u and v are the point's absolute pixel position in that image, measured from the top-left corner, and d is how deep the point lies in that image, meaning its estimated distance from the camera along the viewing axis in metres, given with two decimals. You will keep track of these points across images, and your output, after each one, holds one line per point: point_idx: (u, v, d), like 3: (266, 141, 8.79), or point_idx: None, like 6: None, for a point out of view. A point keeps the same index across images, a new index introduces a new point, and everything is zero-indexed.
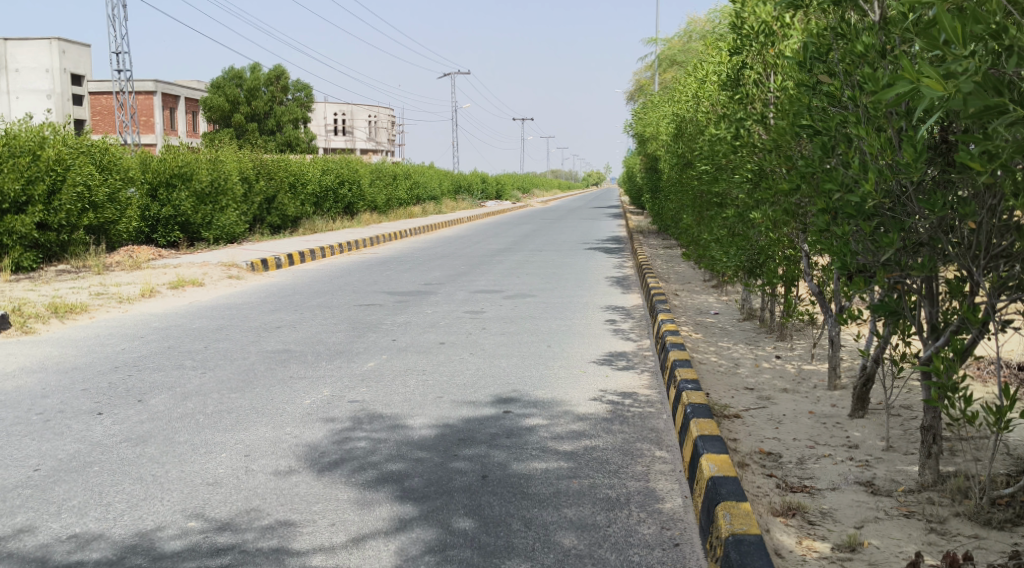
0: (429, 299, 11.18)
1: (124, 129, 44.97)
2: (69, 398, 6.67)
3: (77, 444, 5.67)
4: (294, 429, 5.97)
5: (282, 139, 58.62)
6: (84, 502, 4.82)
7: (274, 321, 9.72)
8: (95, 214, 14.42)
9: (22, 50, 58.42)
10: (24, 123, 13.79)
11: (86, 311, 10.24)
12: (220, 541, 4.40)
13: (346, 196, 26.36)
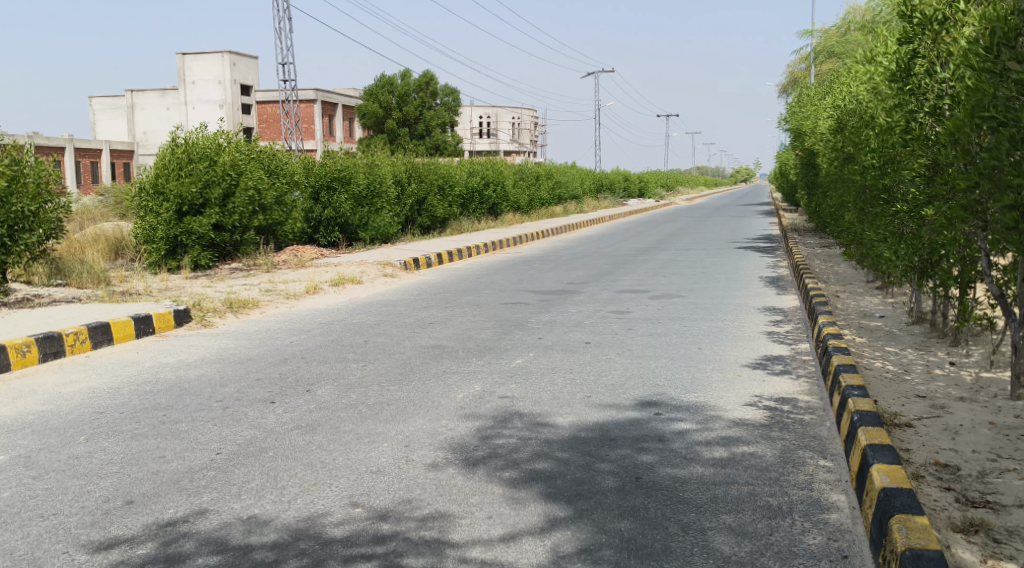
0: (575, 298, 11.22)
1: (285, 135, 47.40)
2: (245, 387, 7.07)
3: (253, 430, 6.00)
4: (450, 422, 6.11)
5: (431, 143, 60.08)
6: (261, 485, 5.09)
7: (427, 318, 9.97)
8: (264, 216, 15.22)
9: (198, 63, 62.35)
10: (201, 132, 14.78)
11: (257, 306, 10.82)
12: (384, 528, 4.55)
13: (492, 196, 26.69)
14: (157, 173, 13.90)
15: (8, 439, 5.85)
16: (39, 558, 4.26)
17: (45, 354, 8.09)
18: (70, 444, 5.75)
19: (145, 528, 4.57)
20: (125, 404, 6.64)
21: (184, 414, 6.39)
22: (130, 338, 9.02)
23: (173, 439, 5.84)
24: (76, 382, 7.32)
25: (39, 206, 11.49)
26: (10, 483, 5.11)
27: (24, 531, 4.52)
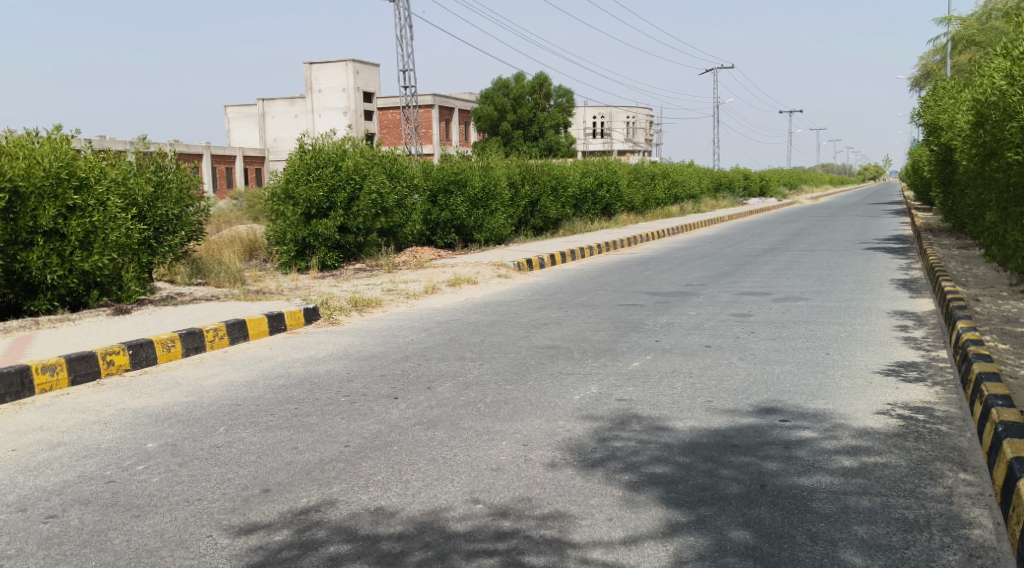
0: (692, 300, 11.05)
1: (404, 141, 48.59)
2: (369, 383, 7.26)
3: (378, 425, 6.15)
4: (568, 423, 6.11)
5: (544, 144, 60.19)
6: (387, 478, 5.22)
7: (542, 318, 10.02)
8: (386, 218, 15.57)
9: (323, 71, 64.44)
10: (328, 139, 15.34)
11: (380, 304, 11.12)
12: (505, 525, 4.59)
13: (606, 196, 26.59)
14: (287, 178, 14.51)
15: (156, 427, 6.19)
16: (186, 539, 4.49)
17: (187, 348, 8.53)
18: (211, 434, 6.04)
19: (281, 515, 4.75)
20: (260, 397, 6.92)
21: (314, 407, 6.61)
22: (264, 334, 9.40)
23: (304, 431, 6.06)
24: (215, 375, 7.69)
25: (182, 210, 12.22)
26: (158, 469, 5.40)
27: (172, 514, 4.77)
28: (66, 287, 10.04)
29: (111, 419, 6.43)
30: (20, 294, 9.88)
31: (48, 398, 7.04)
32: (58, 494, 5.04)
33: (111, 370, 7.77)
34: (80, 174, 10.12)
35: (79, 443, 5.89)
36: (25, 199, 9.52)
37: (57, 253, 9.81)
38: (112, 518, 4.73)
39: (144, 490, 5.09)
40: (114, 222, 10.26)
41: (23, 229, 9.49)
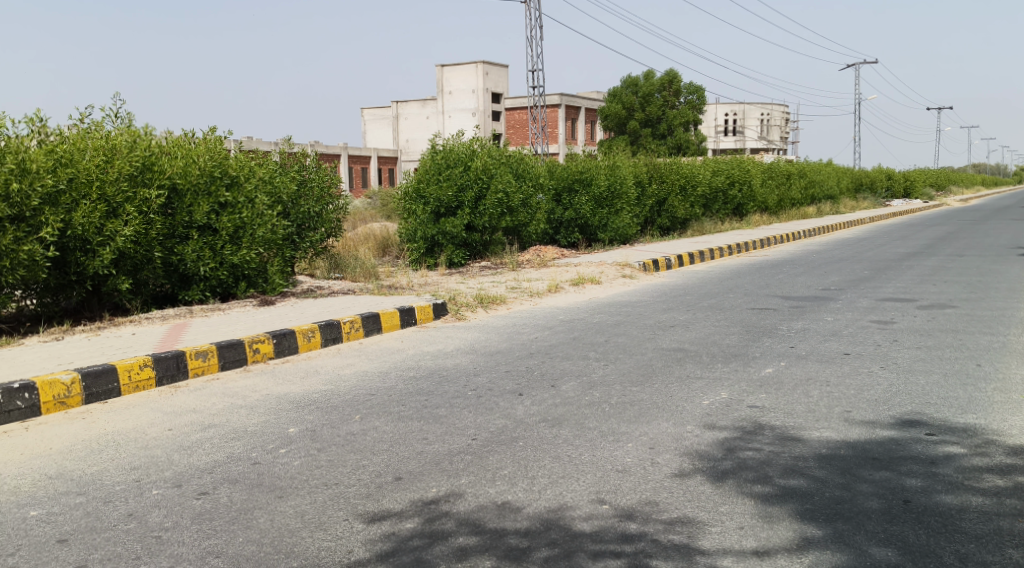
0: (829, 305, 10.69)
1: (533, 140, 49.04)
2: (496, 378, 7.34)
3: (504, 420, 6.22)
4: (696, 428, 6.02)
5: (672, 144, 59.02)
6: (513, 473, 5.27)
7: (669, 320, 9.87)
8: (511, 217, 15.68)
9: (454, 73, 65.66)
10: (457, 139, 15.67)
11: (505, 302, 11.20)
12: (632, 528, 4.56)
13: (738, 196, 26.01)
14: (419, 178, 14.90)
15: (296, 413, 6.44)
16: (324, 522, 4.66)
17: (326, 339, 8.84)
18: (348, 421, 6.24)
19: (412, 504, 4.87)
20: (392, 388, 7.10)
21: (442, 400, 6.74)
22: (396, 327, 9.63)
23: (433, 422, 6.18)
24: (351, 365, 7.93)
25: (322, 207, 12.75)
26: (299, 453, 5.62)
27: (311, 497, 4.96)
28: (217, 278, 10.55)
29: (256, 403, 6.74)
30: (176, 285, 10.43)
31: (199, 382, 7.43)
32: (209, 472, 5.31)
33: (257, 358, 8.13)
34: (231, 172, 10.70)
35: (227, 425, 6.19)
36: (182, 196, 10.06)
37: (210, 247, 10.31)
38: (257, 497, 4.95)
39: (287, 472, 5.31)
40: (261, 218, 10.78)
41: (180, 224, 10.00)
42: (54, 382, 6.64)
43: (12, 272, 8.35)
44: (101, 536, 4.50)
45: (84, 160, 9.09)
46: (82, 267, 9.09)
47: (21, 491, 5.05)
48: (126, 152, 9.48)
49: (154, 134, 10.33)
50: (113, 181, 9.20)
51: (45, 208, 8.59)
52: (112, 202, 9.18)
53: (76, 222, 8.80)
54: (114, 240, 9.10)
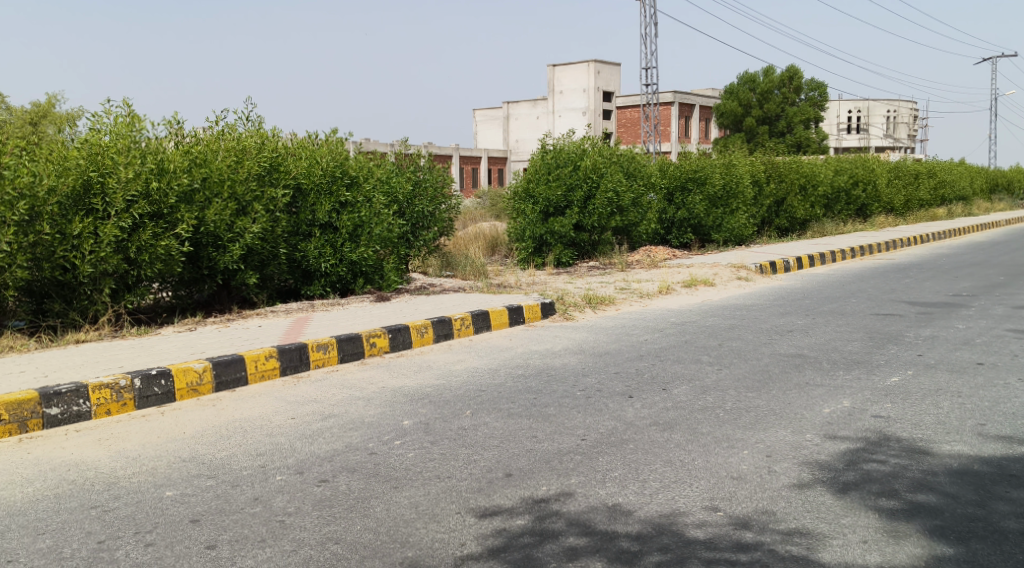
0: (960, 312, 10.17)
1: (645, 139, 48.58)
2: (605, 379, 7.26)
3: (614, 422, 6.14)
4: (816, 437, 5.81)
5: (791, 141, 57.40)
6: (624, 475, 5.19)
7: (786, 325, 9.58)
8: (622, 217, 15.53)
9: (566, 72, 65.67)
10: (568, 138, 15.62)
11: (614, 303, 11.09)
12: (747, 537, 4.42)
13: (861, 196, 25.10)
14: (529, 178, 14.95)
15: (410, 407, 6.52)
16: (438, 514, 4.69)
17: (437, 335, 8.93)
18: (459, 416, 6.27)
19: (522, 501, 4.85)
20: (502, 385, 7.10)
21: (551, 399, 6.71)
22: (505, 325, 9.66)
23: (542, 421, 6.16)
24: (462, 361, 7.99)
25: (436, 207, 12.98)
26: (413, 445, 5.69)
27: (425, 489, 5.00)
28: (337, 275, 10.80)
29: (372, 396, 6.86)
30: (298, 280, 10.72)
31: (320, 373, 7.62)
32: (328, 461, 5.43)
33: (373, 351, 8.28)
34: (351, 172, 10.96)
35: (346, 415, 6.32)
36: (306, 195, 10.46)
37: (330, 244, 10.59)
38: (373, 487, 5.03)
39: (401, 463, 5.38)
40: (378, 217, 10.99)
41: (303, 221, 10.40)
42: (187, 369, 6.92)
43: (150, 266, 8.72)
44: (230, 518, 4.65)
45: (217, 161, 9.48)
46: (213, 262, 9.41)
47: (156, 472, 5.27)
48: (255, 153, 9.92)
49: (281, 136, 10.73)
50: (243, 181, 9.57)
51: (182, 206, 8.93)
52: (241, 200, 9.53)
53: (209, 219, 9.13)
54: (243, 236, 9.41)
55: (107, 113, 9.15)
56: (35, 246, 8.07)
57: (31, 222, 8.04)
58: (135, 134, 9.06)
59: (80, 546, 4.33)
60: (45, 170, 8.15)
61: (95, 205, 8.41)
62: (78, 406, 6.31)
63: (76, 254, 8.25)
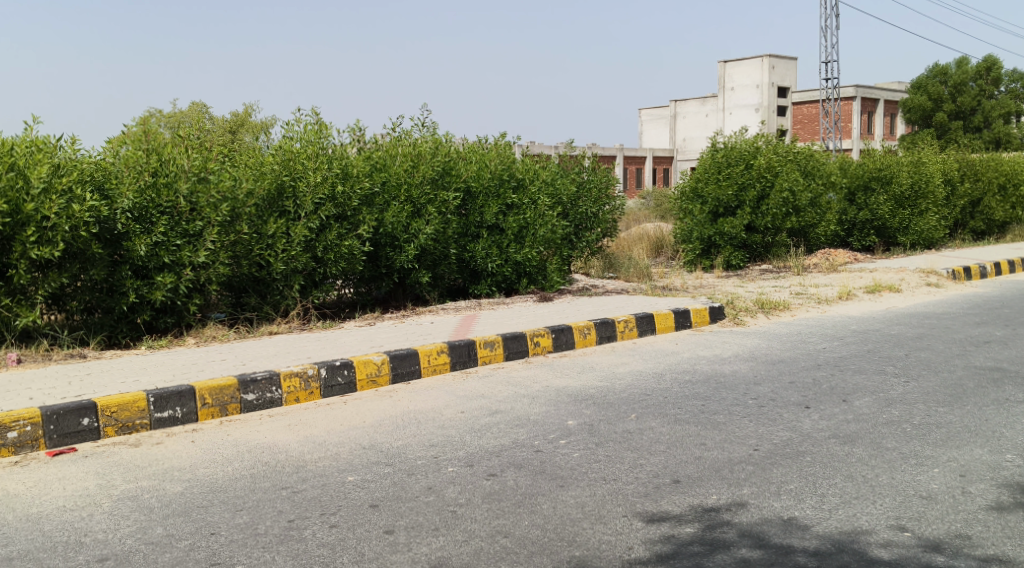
0: None
1: (821, 135, 46.65)
2: (780, 388, 6.94)
3: (789, 432, 5.85)
4: (1016, 458, 5.32)
5: (988, 137, 53.44)
6: (801, 488, 4.92)
7: (982, 336, 8.87)
8: (798, 217, 14.90)
9: (739, 69, 64.03)
10: (741, 136, 15.11)
11: (788, 308, 10.62)
12: (938, 561, 4.08)
13: None
14: (698, 178, 14.62)
15: (575, 407, 6.45)
16: (604, 515, 4.59)
17: (601, 337, 8.82)
18: (625, 419, 6.15)
19: (692, 508, 4.67)
20: (668, 390, 6.92)
21: (721, 406, 6.47)
22: (671, 329, 9.44)
23: (712, 428, 5.94)
24: (626, 364, 7.85)
25: (599, 208, 12.81)
26: (578, 446, 5.61)
27: (591, 490, 4.92)
28: (502, 275, 10.89)
29: (538, 394, 6.83)
30: (467, 279, 10.85)
31: (487, 370, 7.68)
32: (497, 455, 5.43)
33: (537, 350, 8.28)
34: (517, 176, 11.04)
35: (512, 412, 6.32)
36: (475, 198, 10.56)
37: (497, 245, 10.70)
38: (540, 484, 4.99)
39: (567, 463, 5.32)
40: (543, 218, 11.00)
41: (472, 223, 10.50)
42: (367, 361, 7.13)
43: (336, 265, 9.10)
44: (406, 505, 4.72)
45: (395, 165, 9.85)
46: (390, 262, 9.74)
47: (339, 458, 5.43)
48: (429, 157, 10.16)
49: (454, 140, 10.94)
50: (418, 185, 9.89)
51: (363, 209, 9.31)
52: (416, 203, 9.82)
53: (388, 221, 9.49)
54: (417, 237, 9.71)
55: (298, 121, 9.60)
56: (236, 244, 8.47)
57: (232, 223, 8.43)
58: (322, 141, 9.42)
59: (272, 524, 4.50)
60: (244, 174, 8.59)
61: (287, 206, 8.89)
62: (271, 394, 6.61)
63: (270, 252, 8.71)
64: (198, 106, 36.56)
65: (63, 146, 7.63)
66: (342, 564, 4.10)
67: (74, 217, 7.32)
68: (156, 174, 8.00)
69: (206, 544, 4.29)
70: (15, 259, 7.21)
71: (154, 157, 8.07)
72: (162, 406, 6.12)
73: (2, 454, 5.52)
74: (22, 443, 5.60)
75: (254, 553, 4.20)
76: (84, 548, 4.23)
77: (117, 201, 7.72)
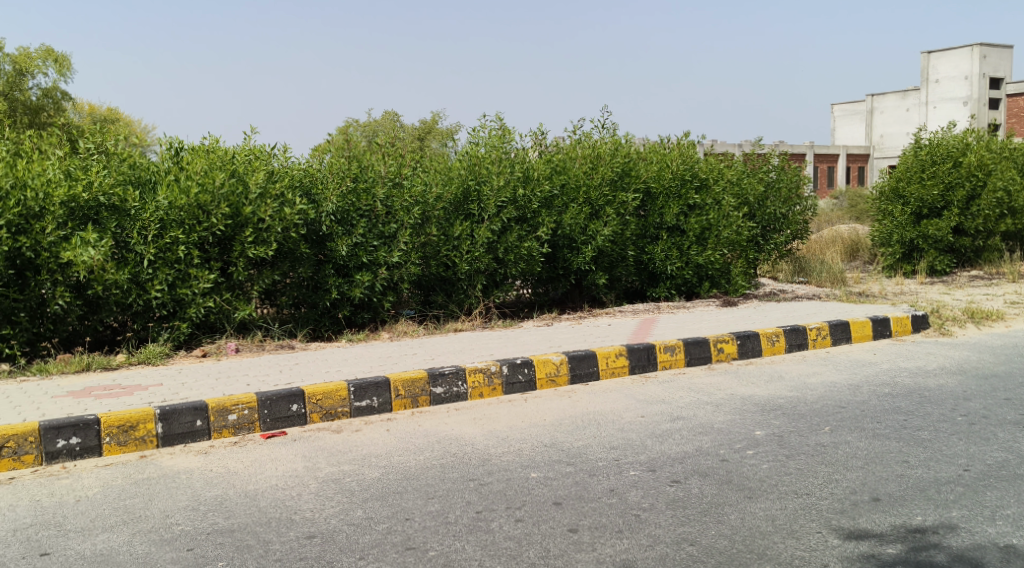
0: None
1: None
2: (993, 406, 6.41)
3: (1004, 454, 5.39)
4: None
5: None
6: (1019, 515, 4.52)
7: None
8: (1014, 219, 13.77)
9: (944, 61, 60.06)
10: (949, 132, 14.12)
11: (1003, 319, 9.82)
12: None
13: None
14: (898, 177, 13.81)
15: (762, 417, 6.22)
16: (796, 530, 4.39)
17: (790, 345, 8.48)
18: (817, 432, 5.87)
19: (894, 528, 4.39)
20: (865, 403, 6.54)
21: (925, 422, 6.05)
22: (867, 338, 8.94)
23: (915, 446, 5.57)
24: (818, 374, 7.50)
25: (789, 209, 12.36)
26: (767, 457, 5.40)
27: (781, 503, 4.72)
28: (683, 278, 10.69)
29: (722, 402, 6.64)
30: (645, 282, 10.73)
31: (668, 375, 7.55)
32: (681, 462, 5.32)
33: (722, 357, 8.05)
34: (701, 175, 10.78)
35: (695, 419, 6.17)
36: (655, 199, 10.41)
37: (678, 247, 10.51)
38: (727, 494, 4.83)
39: (755, 474, 5.13)
40: (727, 219, 10.67)
41: (652, 225, 10.37)
42: (547, 361, 7.17)
43: (516, 266, 9.24)
44: (589, 505, 4.70)
45: (574, 168, 9.86)
46: (568, 263, 9.79)
47: (522, 454, 5.48)
48: (609, 159, 10.11)
49: (634, 141, 10.83)
50: (597, 186, 9.88)
51: (543, 211, 9.39)
52: (595, 204, 9.82)
53: (567, 222, 9.52)
54: (595, 239, 9.71)
55: (483, 127, 9.77)
56: (425, 246, 8.79)
57: (422, 225, 8.76)
58: (506, 146, 9.52)
59: (461, 514, 4.59)
60: (434, 178, 8.87)
61: (472, 210, 9.05)
62: (457, 388, 6.77)
63: (456, 253, 8.93)
64: (391, 114, 38.07)
65: (276, 154, 8.12)
66: (529, 559, 4.12)
67: (286, 220, 7.83)
68: (357, 180, 8.39)
69: (402, 528, 4.43)
70: (235, 257, 7.72)
71: (356, 163, 8.47)
72: (360, 396, 6.40)
73: (224, 434, 5.91)
74: (241, 425, 5.97)
75: (446, 540, 4.30)
76: (294, 525, 4.47)
77: (323, 204, 8.15)
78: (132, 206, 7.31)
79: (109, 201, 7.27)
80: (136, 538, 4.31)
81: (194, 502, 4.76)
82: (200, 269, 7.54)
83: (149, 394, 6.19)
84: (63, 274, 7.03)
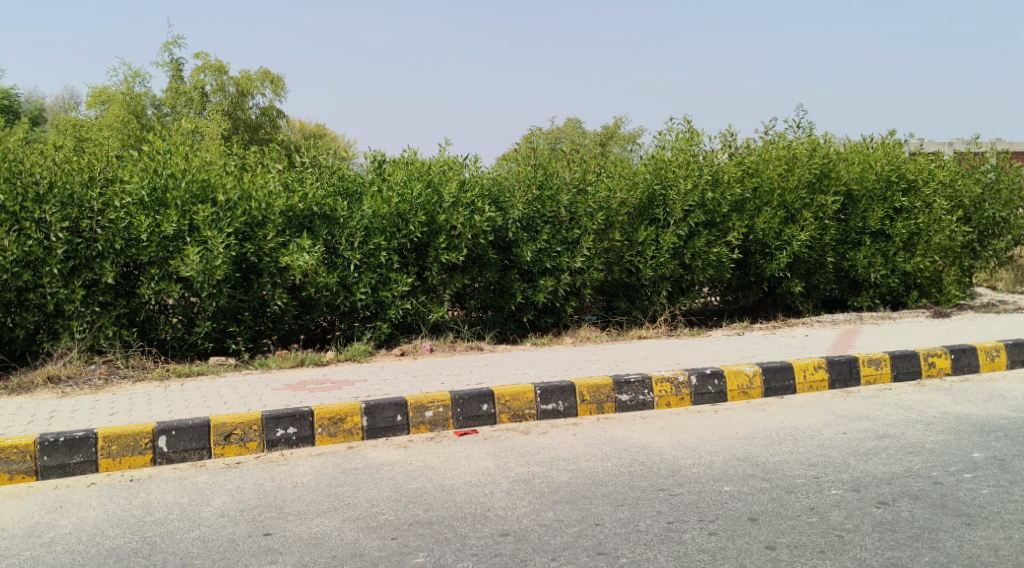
0: None
1: None
2: None
3: None
4: None
5: None
6: None
7: None
8: None
9: None
10: None
11: None
12: None
13: None
14: None
15: (981, 438, 5.79)
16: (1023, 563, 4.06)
17: (1013, 361, 7.85)
18: None
19: None
20: None
21: None
22: None
23: None
24: None
25: (1011, 212, 11.42)
26: (987, 481, 5.02)
27: (1005, 532, 4.37)
28: (888, 286, 10.12)
29: (935, 420, 6.23)
30: (846, 290, 10.23)
31: (872, 390, 7.17)
32: (888, 482, 5.03)
33: (933, 372, 7.55)
34: (909, 176, 10.16)
35: (904, 438, 5.82)
36: (857, 202, 9.91)
37: (882, 253, 9.95)
38: (942, 519, 4.53)
39: (973, 500, 4.77)
40: (938, 223, 10.01)
41: (853, 229, 9.89)
42: (739, 371, 6.98)
43: (703, 272, 9.09)
44: (788, 522, 4.54)
45: (768, 170, 9.54)
46: (760, 269, 9.54)
47: (714, 466, 5.37)
48: (806, 160, 9.71)
49: (834, 141, 10.34)
50: (793, 189, 9.53)
51: (733, 215, 9.17)
52: (790, 208, 9.49)
53: (759, 227, 9.26)
54: (790, 245, 9.38)
55: (671, 131, 9.63)
56: (609, 251, 8.80)
57: (606, 231, 8.77)
58: (694, 148, 9.28)
59: (653, 523, 4.56)
60: (619, 184, 8.84)
61: (657, 215, 8.95)
62: (644, 396, 6.70)
63: (640, 259, 8.88)
64: (575, 123, 38.33)
65: (468, 164, 8.35)
66: None
67: (476, 227, 8.03)
68: (542, 187, 8.47)
69: (593, 533, 4.45)
70: (429, 262, 8.02)
71: (541, 171, 8.50)
72: (547, 398, 6.47)
73: (422, 430, 6.14)
74: (437, 422, 6.18)
75: (637, 548, 4.28)
76: (489, 522, 4.58)
77: (510, 211, 8.32)
78: (341, 215, 7.75)
79: (321, 211, 7.77)
80: (345, 524, 4.56)
81: (396, 493, 4.97)
82: (399, 273, 7.89)
83: (355, 389, 6.53)
84: (281, 276, 7.54)
